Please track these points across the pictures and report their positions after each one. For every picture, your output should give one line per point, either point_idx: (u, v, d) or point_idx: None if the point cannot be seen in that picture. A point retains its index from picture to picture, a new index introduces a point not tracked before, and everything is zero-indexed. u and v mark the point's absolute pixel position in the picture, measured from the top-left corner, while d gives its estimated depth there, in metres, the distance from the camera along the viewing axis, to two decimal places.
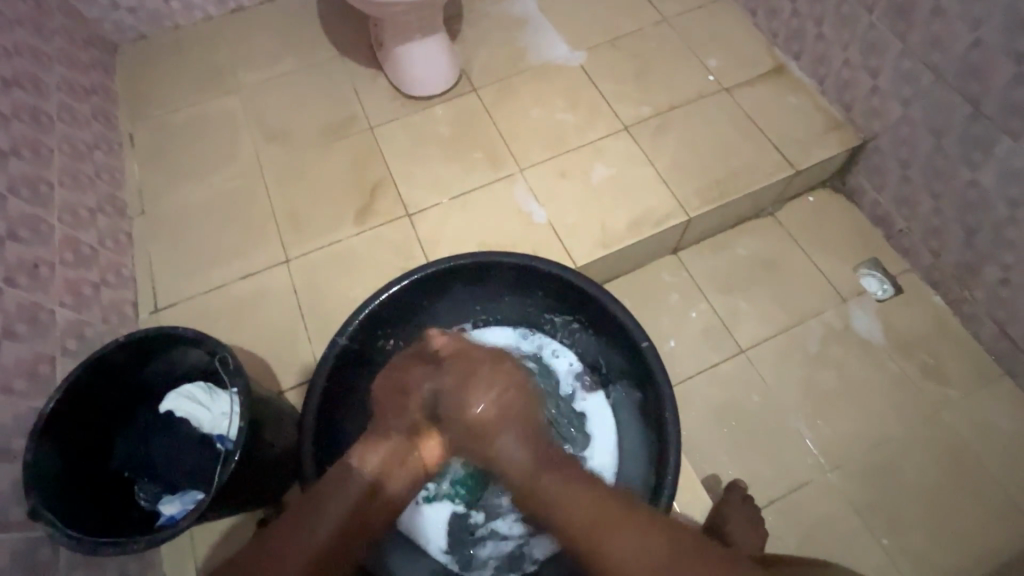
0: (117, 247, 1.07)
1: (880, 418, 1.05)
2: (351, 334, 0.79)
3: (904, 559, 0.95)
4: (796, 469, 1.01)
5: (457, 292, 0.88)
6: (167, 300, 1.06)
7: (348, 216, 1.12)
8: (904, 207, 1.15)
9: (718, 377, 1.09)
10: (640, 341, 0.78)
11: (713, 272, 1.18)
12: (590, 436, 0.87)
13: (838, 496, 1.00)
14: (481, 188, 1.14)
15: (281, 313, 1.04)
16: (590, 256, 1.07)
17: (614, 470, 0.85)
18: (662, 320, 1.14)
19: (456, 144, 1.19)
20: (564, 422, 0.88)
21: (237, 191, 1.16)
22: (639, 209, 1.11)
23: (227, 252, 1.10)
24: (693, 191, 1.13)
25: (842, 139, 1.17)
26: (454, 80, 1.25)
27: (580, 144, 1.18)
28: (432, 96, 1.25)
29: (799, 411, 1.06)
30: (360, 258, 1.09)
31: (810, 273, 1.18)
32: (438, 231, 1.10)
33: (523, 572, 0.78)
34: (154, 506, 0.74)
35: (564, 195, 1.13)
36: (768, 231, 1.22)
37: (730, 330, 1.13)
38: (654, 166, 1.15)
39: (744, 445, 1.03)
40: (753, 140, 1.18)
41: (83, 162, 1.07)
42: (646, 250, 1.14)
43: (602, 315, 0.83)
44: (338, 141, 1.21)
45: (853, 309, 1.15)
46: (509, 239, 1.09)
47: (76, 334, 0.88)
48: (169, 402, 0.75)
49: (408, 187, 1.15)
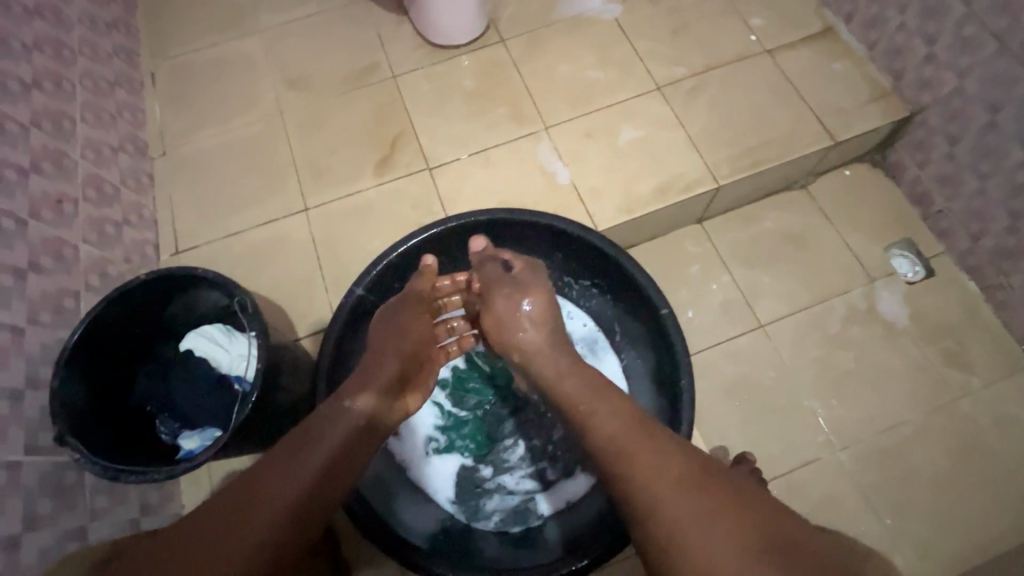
0: (139, 188, 1.07)
1: (897, 402, 1.04)
2: (368, 285, 0.79)
3: (906, 540, 0.96)
4: (805, 447, 1.01)
5: None
6: (187, 243, 1.07)
7: (367, 168, 1.11)
8: (946, 186, 1.10)
9: (734, 351, 1.07)
10: (660, 308, 0.76)
11: (738, 244, 1.15)
12: None
13: (845, 475, 0.99)
14: (504, 145, 1.11)
15: (299, 262, 1.05)
16: (612, 220, 1.05)
17: None
18: (680, 290, 1.12)
19: (481, 97, 1.15)
20: None
21: (258, 136, 1.15)
22: (666, 174, 1.08)
23: (246, 197, 1.10)
24: (724, 158, 1.08)
25: (888, 110, 1.11)
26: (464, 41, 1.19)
27: (609, 104, 1.14)
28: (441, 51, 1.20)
29: (814, 390, 1.05)
30: (379, 210, 1.08)
31: (839, 250, 1.14)
32: (458, 187, 1.08)
33: (528, 526, 0.80)
34: (174, 440, 0.76)
35: (589, 156, 1.09)
36: (799, 204, 1.18)
37: (751, 305, 1.11)
38: (685, 130, 1.11)
39: (755, 420, 1.03)
40: (792, 107, 1.12)
41: (105, 99, 1.06)
42: (671, 218, 1.11)
43: (621, 279, 0.81)
44: (359, 89, 1.18)
45: (880, 290, 1.11)
46: (529, 198, 1.07)
47: (99, 272, 0.89)
48: (190, 341, 0.77)
49: (430, 141, 1.12)
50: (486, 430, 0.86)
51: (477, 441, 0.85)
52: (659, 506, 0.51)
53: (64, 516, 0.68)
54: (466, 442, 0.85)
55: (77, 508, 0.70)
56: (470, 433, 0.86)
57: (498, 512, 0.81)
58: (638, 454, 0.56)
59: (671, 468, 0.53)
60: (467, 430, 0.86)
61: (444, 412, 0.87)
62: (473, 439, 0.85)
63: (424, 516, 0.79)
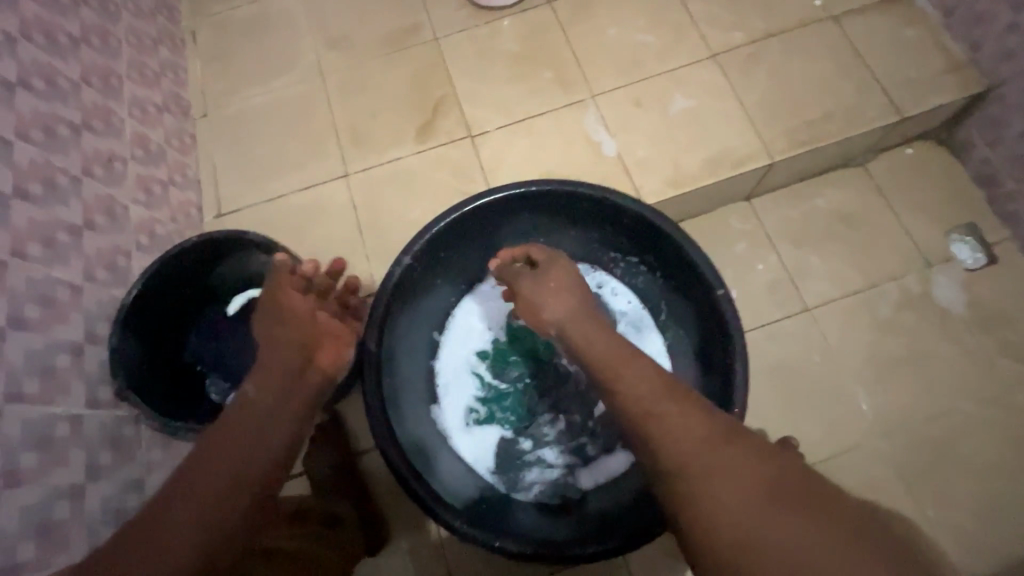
0: (183, 148, 1.07)
1: (947, 392, 1.00)
2: (416, 255, 0.78)
3: (947, 531, 0.94)
4: (847, 433, 0.99)
5: (523, 221, 0.85)
6: (230, 206, 1.07)
7: (408, 133, 1.09)
8: (1019, 167, 1.03)
9: (778, 333, 1.05)
10: (715, 287, 0.73)
11: (788, 224, 1.10)
12: None
13: (886, 463, 0.97)
14: (549, 113, 1.07)
15: (339, 227, 1.04)
16: (659, 194, 1.01)
17: None
18: (724, 269, 1.09)
19: (526, 61, 1.11)
20: None
21: (298, 98, 1.13)
22: (718, 147, 1.03)
23: (287, 161, 1.09)
24: (781, 131, 1.03)
25: (961, 83, 1.04)
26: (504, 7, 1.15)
27: (660, 71, 1.08)
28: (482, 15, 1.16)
29: (860, 376, 1.02)
30: (420, 178, 1.06)
31: (895, 232, 1.09)
32: (501, 156, 1.06)
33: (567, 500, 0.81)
34: (225, 401, 0.77)
35: (637, 126, 1.05)
36: (855, 183, 1.12)
37: (797, 286, 1.07)
38: (740, 101, 1.05)
39: (796, 405, 1.01)
40: (856, 79, 1.05)
41: (149, 57, 1.05)
42: (719, 193, 1.07)
43: (674, 257, 0.79)
44: (400, 51, 1.15)
45: (937, 276, 1.06)
46: (573, 169, 1.04)
47: (148, 231, 0.90)
48: (238, 304, 0.80)
49: (472, 106, 1.09)
50: (527, 404, 0.86)
51: (516, 413, 0.86)
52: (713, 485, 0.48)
53: (123, 466, 0.70)
54: (506, 413, 0.86)
55: (135, 460, 0.72)
56: (509, 405, 0.86)
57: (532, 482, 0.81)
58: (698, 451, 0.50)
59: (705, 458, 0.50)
60: (507, 401, 0.86)
61: (485, 382, 0.87)
62: (513, 410, 0.86)
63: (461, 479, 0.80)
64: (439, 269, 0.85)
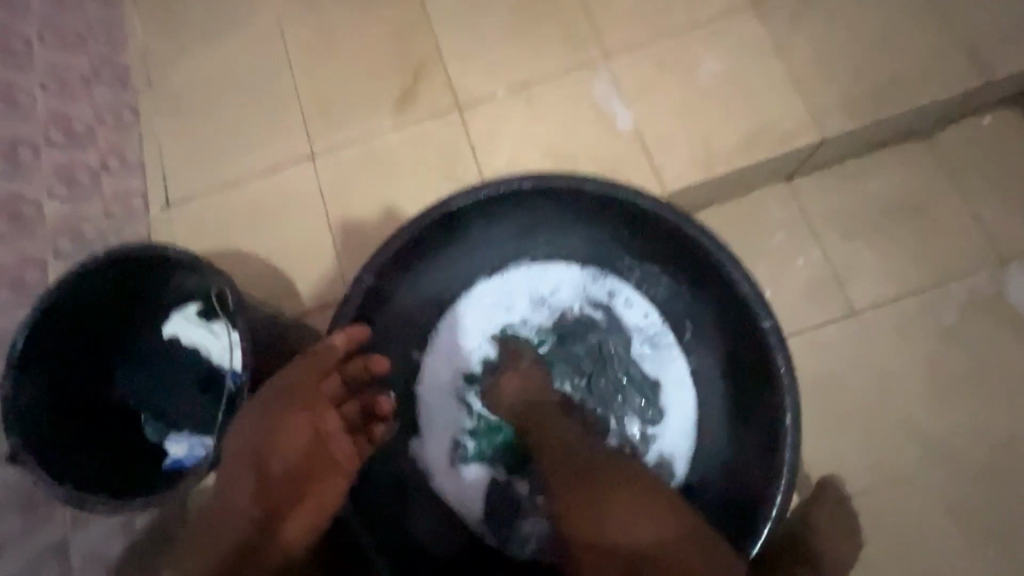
0: (119, 126, 0.91)
1: (1015, 413, 0.86)
2: (381, 269, 0.63)
3: (1010, 574, 0.81)
4: (899, 460, 0.85)
5: (518, 220, 0.70)
6: (179, 195, 0.91)
7: (385, 105, 0.91)
8: None
9: (819, 342, 0.89)
10: (761, 319, 0.61)
11: (836, 211, 0.93)
12: (664, 409, 0.73)
13: (943, 496, 0.84)
14: (552, 78, 0.89)
15: (305, 220, 0.89)
16: (685, 179, 0.84)
17: (688, 453, 0.72)
18: (758, 266, 0.92)
19: (524, 14, 0.92)
20: (632, 395, 0.74)
21: (255, 62, 0.95)
22: (757, 120, 0.85)
23: (244, 140, 0.93)
24: (835, 100, 0.85)
25: None
26: None
27: (687, 25, 0.89)
28: None
29: (914, 392, 0.87)
30: (398, 160, 0.89)
31: (965, 221, 0.91)
32: (494, 132, 0.88)
33: None
34: (161, 445, 0.64)
35: (659, 94, 0.87)
36: (920, 161, 0.94)
37: (844, 287, 0.91)
38: (785, 61, 0.86)
39: (839, 428, 0.87)
40: (930, 32, 0.85)
41: (70, 15, 0.87)
42: (755, 176, 0.89)
43: (706, 267, 0.65)
44: (373, 3, 0.95)
45: (1012, 275, 0.90)
46: (581, 149, 0.86)
47: (72, 233, 0.76)
48: (173, 326, 0.65)
49: (460, 71, 0.91)
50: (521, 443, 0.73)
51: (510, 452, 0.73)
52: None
53: None
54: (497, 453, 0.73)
55: None
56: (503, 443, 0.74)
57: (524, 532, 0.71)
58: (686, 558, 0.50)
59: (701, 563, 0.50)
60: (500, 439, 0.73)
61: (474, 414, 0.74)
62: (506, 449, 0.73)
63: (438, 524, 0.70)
64: (419, 278, 0.70)
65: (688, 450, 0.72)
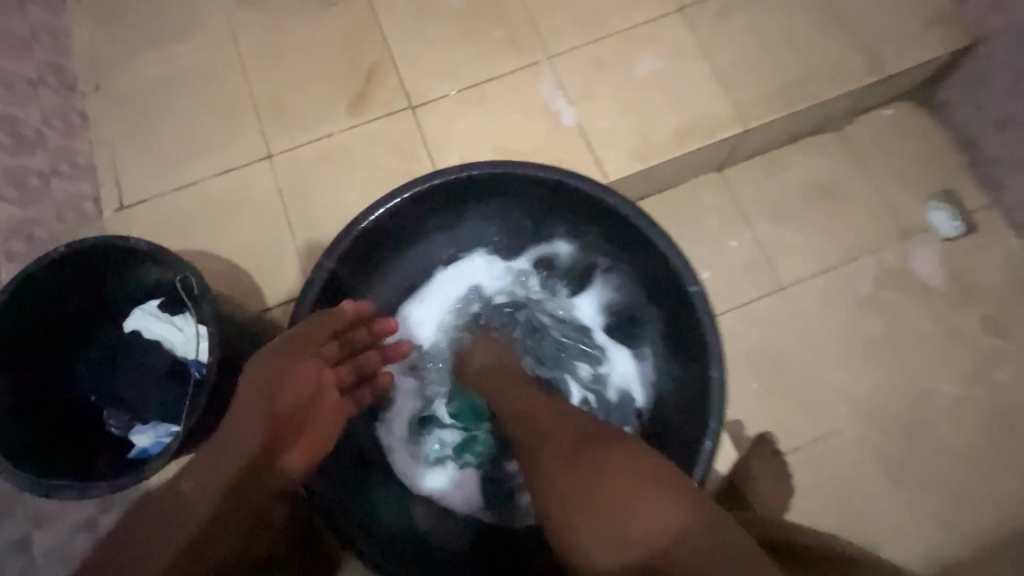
0: (68, 129, 0.91)
1: (926, 371, 0.96)
2: (339, 257, 0.65)
3: (931, 521, 0.89)
4: (830, 419, 0.93)
5: (469, 209, 0.74)
6: (133, 197, 0.92)
7: (340, 106, 0.94)
8: (1002, 128, 0.97)
9: (753, 316, 0.98)
10: (688, 284, 0.63)
11: (763, 196, 1.02)
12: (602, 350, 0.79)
13: (872, 450, 0.91)
14: (500, 79, 0.95)
15: (264, 219, 0.91)
16: (625, 170, 0.91)
17: (642, 388, 0.76)
18: (696, 250, 1.00)
19: (472, 19, 0.97)
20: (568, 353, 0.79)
21: (209, 66, 0.97)
22: (688, 114, 0.93)
23: (199, 142, 0.94)
24: (756, 95, 0.94)
25: (944, 37, 0.96)
26: None
27: (622, 29, 0.96)
28: None
29: (838, 357, 0.96)
30: (355, 159, 0.93)
31: (872, 203, 1.03)
32: (447, 130, 0.93)
33: None
34: (124, 436, 0.66)
35: (599, 92, 0.94)
36: (832, 151, 1.04)
37: (772, 265, 1.00)
38: (711, 61, 0.95)
39: (776, 393, 0.94)
40: (835, 33, 0.96)
41: None
42: (689, 166, 0.97)
43: (640, 244, 0.68)
44: (326, 8, 0.99)
45: (915, 249, 1.01)
46: (530, 144, 0.92)
47: None
48: (134, 321, 0.66)
49: (413, 73, 0.95)
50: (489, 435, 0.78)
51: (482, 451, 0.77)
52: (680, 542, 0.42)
53: None
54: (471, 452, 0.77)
55: None
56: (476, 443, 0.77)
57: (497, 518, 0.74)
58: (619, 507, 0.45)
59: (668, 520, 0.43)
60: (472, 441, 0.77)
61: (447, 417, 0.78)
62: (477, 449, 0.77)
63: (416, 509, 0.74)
64: (379, 267, 0.74)
65: (647, 388, 0.76)
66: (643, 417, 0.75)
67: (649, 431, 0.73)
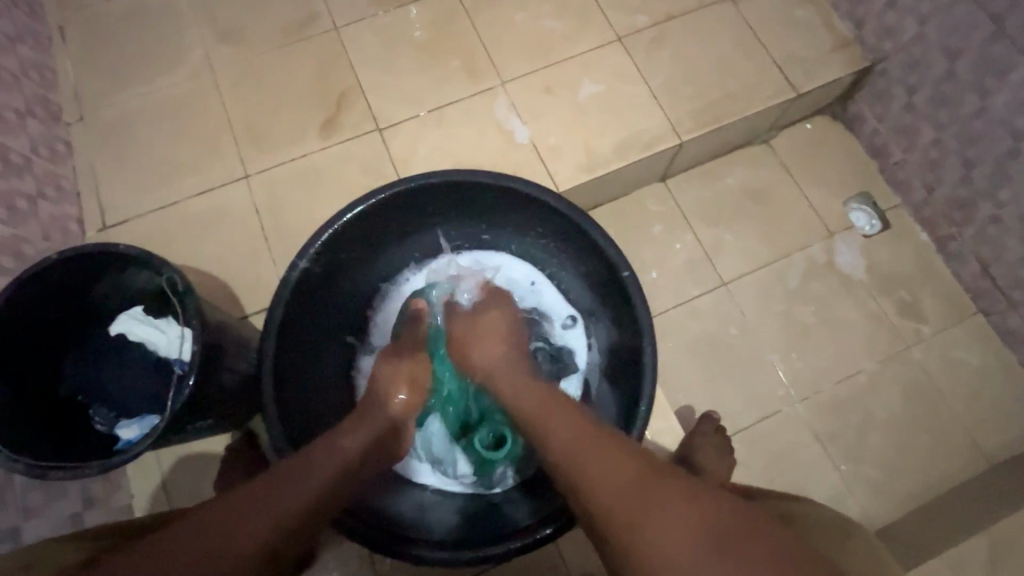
0: (54, 156, 0.97)
1: (852, 354, 1.06)
2: (313, 257, 0.73)
3: (858, 484, 1.00)
4: (767, 400, 1.04)
5: (431, 215, 0.83)
6: (117, 217, 0.98)
7: (312, 130, 1.03)
8: (904, 137, 1.10)
9: (697, 309, 1.08)
10: (621, 270, 0.73)
11: (702, 201, 1.13)
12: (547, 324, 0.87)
13: (803, 425, 1.03)
14: (459, 102, 1.04)
15: (242, 233, 0.98)
16: (573, 180, 1.01)
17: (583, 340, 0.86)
18: (644, 251, 1.10)
19: (433, 51, 1.08)
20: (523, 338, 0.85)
21: (188, 96, 1.05)
22: (629, 130, 1.04)
23: (179, 165, 1.01)
24: (687, 112, 1.05)
25: (850, 59, 1.08)
26: None
27: (567, 56, 1.08)
28: None
29: (774, 343, 1.06)
30: (327, 177, 1.01)
31: (799, 205, 1.14)
32: (411, 148, 1.02)
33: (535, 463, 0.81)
34: (111, 430, 0.72)
35: (548, 113, 1.04)
36: (761, 160, 1.16)
37: (713, 263, 1.10)
38: (647, 83, 1.06)
39: (718, 378, 1.04)
40: (754, 58, 1.08)
41: (4, 56, 0.94)
42: (633, 176, 1.08)
43: (581, 240, 0.78)
44: (298, 44, 1.08)
45: (838, 244, 1.12)
46: (487, 159, 1.01)
47: (13, 252, 0.82)
48: (120, 325, 0.72)
49: (378, 98, 1.05)
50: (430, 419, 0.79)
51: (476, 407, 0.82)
52: (625, 496, 0.48)
53: None
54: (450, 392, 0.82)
55: (7, 508, 0.67)
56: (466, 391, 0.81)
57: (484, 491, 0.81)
58: (584, 457, 0.53)
59: (615, 474, 0.50)
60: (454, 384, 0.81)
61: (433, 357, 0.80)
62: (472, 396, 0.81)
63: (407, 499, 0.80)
64: (347, 273, 0.81)
65: (591, 366, 0.84)
66: (594, 347, 0.85)
67: (596, 395, 0.82)
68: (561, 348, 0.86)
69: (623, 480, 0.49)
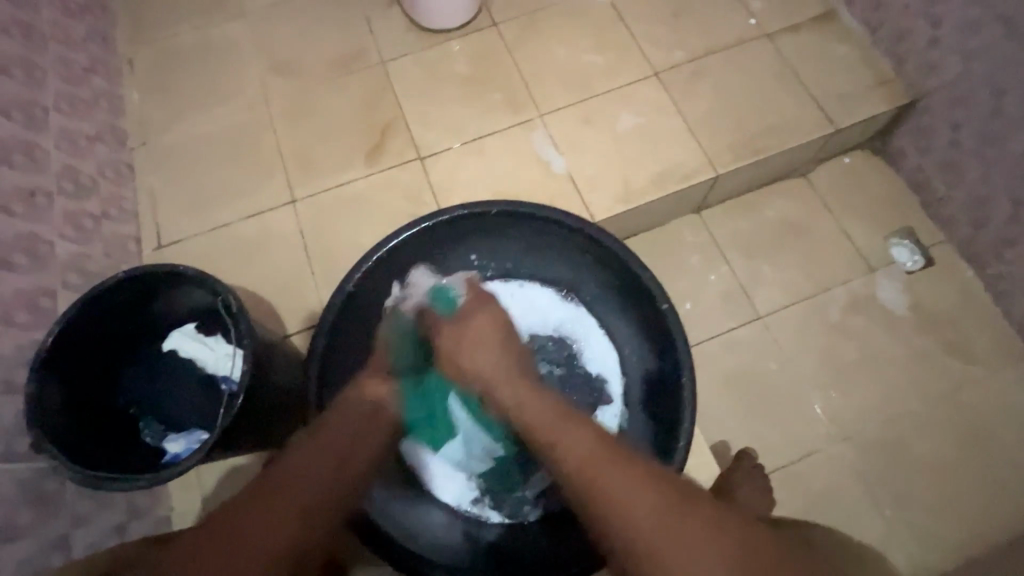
0: (118, 179, 1.03)
1: (896, 393, 1.03)
2: (358, 281, 0.75)
3: (904, 532, 0.96)
4: (805, 438, 1.01)
5: (472, 243, 0.84)
6: (171, 238, 1.03)
7: (357, 157, 1.07)
8: (948, 172, 1.08)
9: (733, 343, 1.06)
10: (660, 302, 0.74)
11: (737, 233, 1.13)
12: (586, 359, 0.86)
13: (844, 466, 0.99)
14: (499, 133, 1.08)
15: (287, 255, 1.01)
16: (608, 211, 1.02)
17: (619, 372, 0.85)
18: (678, 282, 1.10)
19: (475, 83, 1.12)
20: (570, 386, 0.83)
21: (242, 125, 1.10)
22: (666, 162, 1.05)
23: (231, 189, 1.06)
24: (725, 145, 1.06)
25: (890, 95, 1.08)
26: (470, 14, 1.15)
27: (605, 89, 1.10)
28: (448, 30, 1.15)
29: (814, 381, 1.04)
30: (370, 202, 1.04)
31: (839, 238, 1.12)
32: (452, 177, 1.05)
33: None
34: (160, 443, 0.75)
35: (586, 143, 1.06)
36: (800, 193, 1.15)
37: (749, 296, 1.09)
38: (684, 117, 1.08)
39: (755, 414, 1.02)
40: (792, 92, 1.09)
41: (79, 87, 1.01)
42: (668, 207, 1.08)
43: (622, 272, 0.79)
44: (347, 76, 1.13)
45: (880, 279, 1.10)
46: (524, 189, 1.04)
47: (77, 268, 0.87)
48: (173, 341, 0.76)
49: (421, 129, 1.08)
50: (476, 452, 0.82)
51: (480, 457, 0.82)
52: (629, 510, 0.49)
53: (45, 524, 0.67)
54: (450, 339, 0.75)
55: (57, 516, 0.69)
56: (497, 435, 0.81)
57: (513, 518, 0.81)
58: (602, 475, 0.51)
59: (581, 445, 0.54)
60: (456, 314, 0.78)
61: None
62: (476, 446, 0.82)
63: (438, 519, 0.80)
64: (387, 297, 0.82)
65: (624, 396, 0.84)
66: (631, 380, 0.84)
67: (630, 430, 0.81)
68: (596, 376, 0.85)
69: (643, 506, 0.49)
